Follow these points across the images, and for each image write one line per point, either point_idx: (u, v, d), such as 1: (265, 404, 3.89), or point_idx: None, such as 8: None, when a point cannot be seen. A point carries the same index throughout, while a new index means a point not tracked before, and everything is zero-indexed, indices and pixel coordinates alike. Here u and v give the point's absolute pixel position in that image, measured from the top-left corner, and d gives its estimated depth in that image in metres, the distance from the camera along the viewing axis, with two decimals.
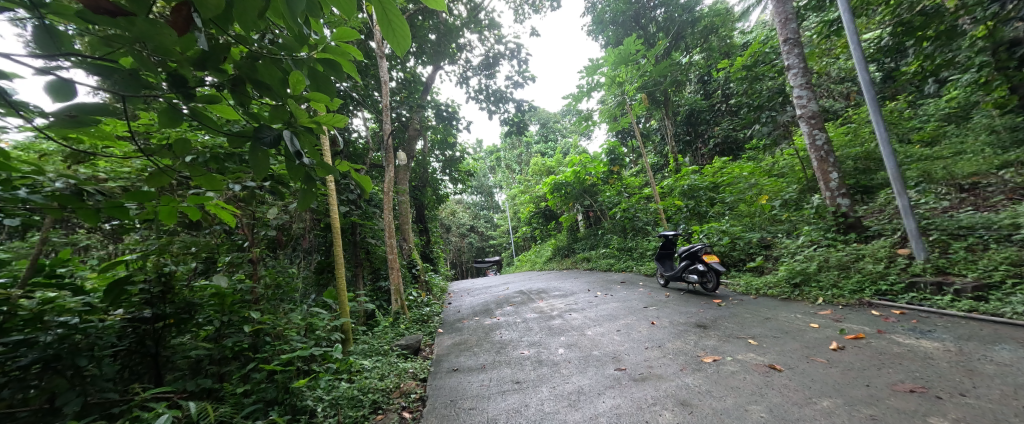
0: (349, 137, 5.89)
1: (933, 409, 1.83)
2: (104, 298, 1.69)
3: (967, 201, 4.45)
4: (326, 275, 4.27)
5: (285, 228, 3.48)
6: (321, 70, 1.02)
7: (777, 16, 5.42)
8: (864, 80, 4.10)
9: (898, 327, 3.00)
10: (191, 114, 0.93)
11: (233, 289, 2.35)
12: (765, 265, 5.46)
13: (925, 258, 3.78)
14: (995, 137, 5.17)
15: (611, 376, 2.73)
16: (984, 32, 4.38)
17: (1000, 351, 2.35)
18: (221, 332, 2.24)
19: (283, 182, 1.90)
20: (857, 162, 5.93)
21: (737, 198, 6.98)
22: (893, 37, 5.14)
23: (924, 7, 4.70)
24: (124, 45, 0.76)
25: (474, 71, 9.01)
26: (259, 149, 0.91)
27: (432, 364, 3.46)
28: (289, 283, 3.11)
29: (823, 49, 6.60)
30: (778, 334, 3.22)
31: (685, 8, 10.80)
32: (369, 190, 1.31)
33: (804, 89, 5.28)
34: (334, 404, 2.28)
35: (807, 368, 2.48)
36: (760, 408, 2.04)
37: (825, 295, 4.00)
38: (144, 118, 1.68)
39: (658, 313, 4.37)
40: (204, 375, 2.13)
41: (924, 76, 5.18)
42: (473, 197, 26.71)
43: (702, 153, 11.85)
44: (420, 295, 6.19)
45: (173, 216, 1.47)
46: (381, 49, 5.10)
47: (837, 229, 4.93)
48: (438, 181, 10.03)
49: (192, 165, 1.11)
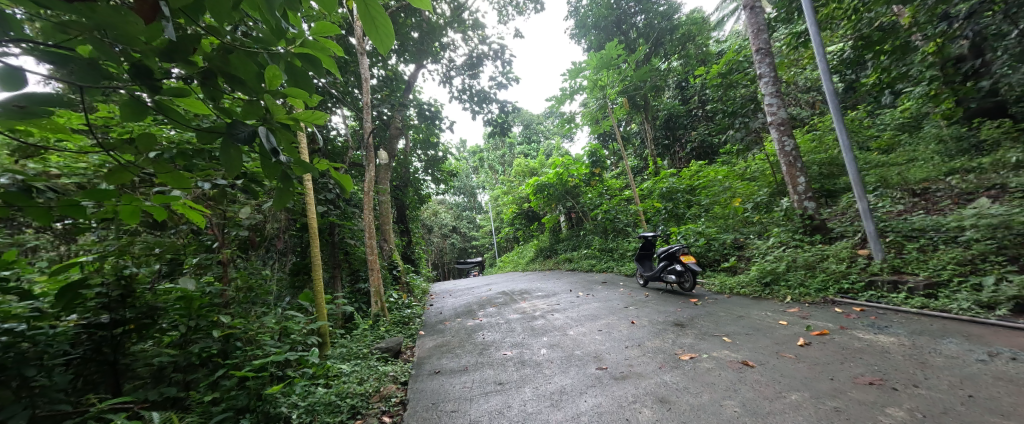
0: (328, 135, 5.78)
1: (889, 400, 1.96)
2: (56, 303, 1.59)
3: (919, 205, 4.79)
4: (302, 277, 4.12)
5: (259, 228, 3.34)
6: (299, 65, 1.00)
7: (750, 27, 5.64)
8: (829, 89, 4.28)
9: (858, 323, 3.20)
10: (157, 109, 0.89)
11: (201, 292, 2.23)
12: (738, 265, 5.67)
13: (882, 258, 4.03)
14: (943, 146, 5.59)
15: (592, 375, 2.76)
16: (934, 48, 4.69)
17: (948, 344, 2.55)
18: (187, 337, 2.14)
19: (258, 181, 1.80)
20: (822, 167, 6.30)
21: (713, 201, 7.31)
22: (854, 51, 5.46)
23: (882, 23, 5.04)
24: (82, 32, 0.70)
25: (458, 71, 8.96)
26: (233, 146, 0.87)
27: (414, 367, 3.39)
28: (262, 286, 2.97)
29: (792, 60, 6.93)
30: (751, 331, 3.36)
31: (663, 16, 11.40)
32: (350, 189, 1.25)
33: (774, 96, 5.52)
34: (310, 410, 2.24)
35: (777, 363, 2.60)
36: (734, 403, 2.12)
37: (793, 294, 4.21)
38: (103, 110, 1.56)
39: (638, 313, 4.46)
40: (168, 383, 1.99)
41: (881, 88, 5.52)
42: (456, 199, 26.33)
43: (680, 157, 12.24)
44: (402, 296, 6.11)
45: (138, 216, 1.35)
46: (360, 47, 4.93)
47: (804, 231, 5.19)
48: (420, 181, 9.91)
49: (158, 162, 1.05)
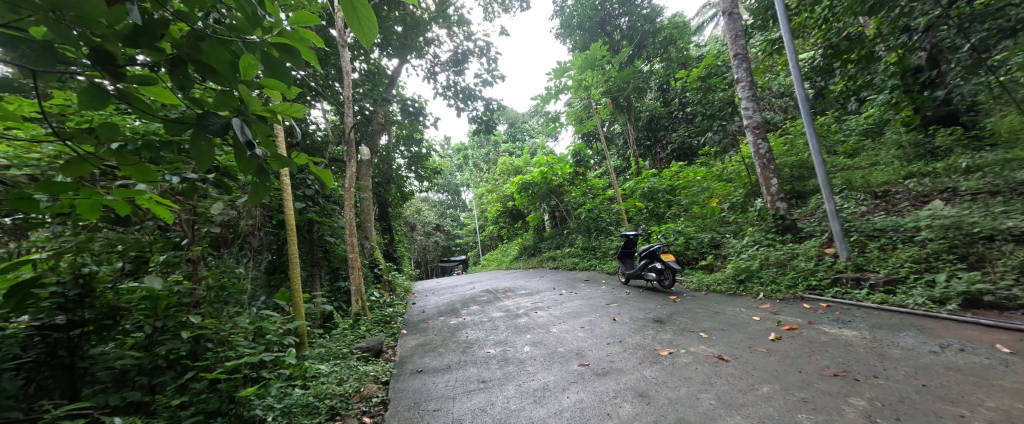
0: (307, 129, 5.60)
1: (852, 390, 2.07)
2: (5, 303, 1.46)
3: (880, 206, 5.07)
4: (278, 276, 3.98)
5: (232, 224, 3.20)
6: (276, 55, 0.96)
7: (728, 32, 5.82)
8: (801, 95, 4.47)
9: (825, 317, 3.37)
10: (119, 96, 0.83)
11: (168, 292, 2.13)
12: (715, 263, 5.86)
13: (847, 256, 4.25)
14: (903, 152, 5.95)
15: (575, 371, 2.80)
16: (895, 59, 4.97)
17: (905, 337, 2.72)
18: (153, 339, 2.03)
19: (232, 176, 1.73)
20: (793, 169, 6.58)
21: (692, 201, 7.53)
22: (824, 59, 5.72)
23: (849, 33, 5.30)
24: (34, 12, 0.66)
25: (442, 67, 8.86)
26: (203, 137, 0.83)
27: (395, 367, 3.34)
28: (236, 285, 2.86)
29: (766, 66, 7.20)
30: (726, 327, 3.48)
31: (646, 19, 11.62)
32: (331, 185, 1.21)
33: (750, 101, 5.72)
34: (286, 412, 2.18)
35: (750, 357, 2.71)
36: (710, 396, 2.19)
37: (765, 290, 4.40)
38: (58, 97, 1.46)
39: (620, 310, 4.54)
40: (131, 387, 1.87)
41: (848, 95, 5.82)
42: (440, 196, 26.05)
43: (661, 158, 12.53)
44: (383, 294, 6.00)
45: (98, 212, 1.27)
46: (341, 39, 4.79)
47: (776, 230, 5.42)
48: (403, 178, 9.76)
49: (121, 154, 0.99)
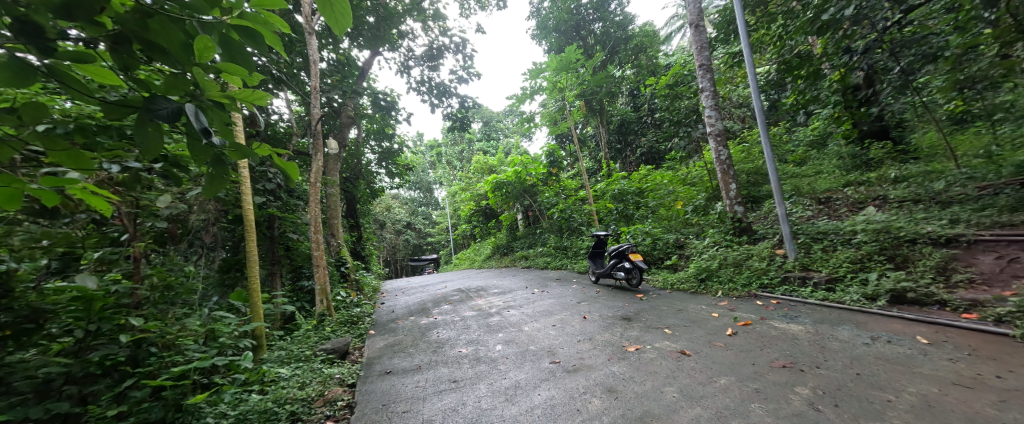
0: (269, 119, 5.28)
1: (798, 380, 2.24)
2: None
3: (823, 211, 5.55)
4: (234, 274, 3.73)
5: (181, 219, 2.95)
6: (236, 38, 0.90)
7: (694, 44, 6.12)
8: (758, 106, 4.78)
9: (775, 313, 3.63)
10: (48, 73, 0.75)
11: (104, 292, 1.94)
12: (679, 262, 6.15)
13: (795, 256, 4.61)
14: (843, 162, 6.53)
15: (546, 369, 2.83)
16: (839, 77, 5.46)
17: (842, 331, 2.99)
18: (85, 344, 1.80)
19: (182, 166, 1.60)
20: (749, 175, 7.05)
21: (658, 203, 7.86)
22: (779, 73, 6.16)
23: (800, 51, 5.74)
24: None
25: (416, 61, 8.67)
26: (151, 122, 0.76)
27: (362, 368, 3.23)
28: (185, 284, 2.64)
29: (728, 77, 7.65)
30: (688, 323, 3.66)
31: (619, 26, 11.99)
32: (296, 178, 1.15)
33: (713, 109, 6.05)
34: (241, 419, 2.06)
35: (709, 351, 2.87)
36: (673, 389, 2.29)
37: (723, 288, 4.68)
38: None
39: (590, 308, 4.66)
40: (58, 398, 1.63)
41: (798, 108, 6.30)
42: (412, 193, 25.49)
43: (631, 161, 12.96)
44: (350, 294, 5.78)
45: (20, 201, 1.13)
46: (308, 26, 4.56)
47: (734, 232, 5.77)
48: (373, 173, 9.44)
49: (50, 137, 0.89)
